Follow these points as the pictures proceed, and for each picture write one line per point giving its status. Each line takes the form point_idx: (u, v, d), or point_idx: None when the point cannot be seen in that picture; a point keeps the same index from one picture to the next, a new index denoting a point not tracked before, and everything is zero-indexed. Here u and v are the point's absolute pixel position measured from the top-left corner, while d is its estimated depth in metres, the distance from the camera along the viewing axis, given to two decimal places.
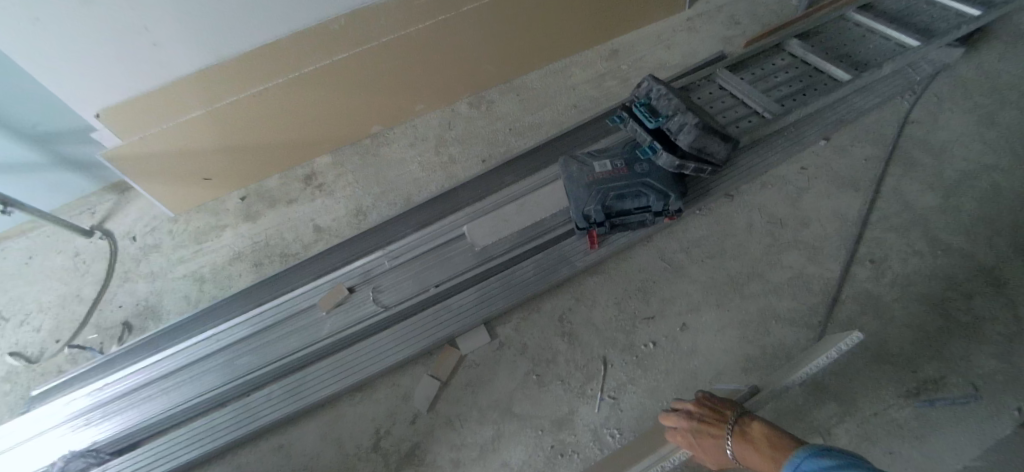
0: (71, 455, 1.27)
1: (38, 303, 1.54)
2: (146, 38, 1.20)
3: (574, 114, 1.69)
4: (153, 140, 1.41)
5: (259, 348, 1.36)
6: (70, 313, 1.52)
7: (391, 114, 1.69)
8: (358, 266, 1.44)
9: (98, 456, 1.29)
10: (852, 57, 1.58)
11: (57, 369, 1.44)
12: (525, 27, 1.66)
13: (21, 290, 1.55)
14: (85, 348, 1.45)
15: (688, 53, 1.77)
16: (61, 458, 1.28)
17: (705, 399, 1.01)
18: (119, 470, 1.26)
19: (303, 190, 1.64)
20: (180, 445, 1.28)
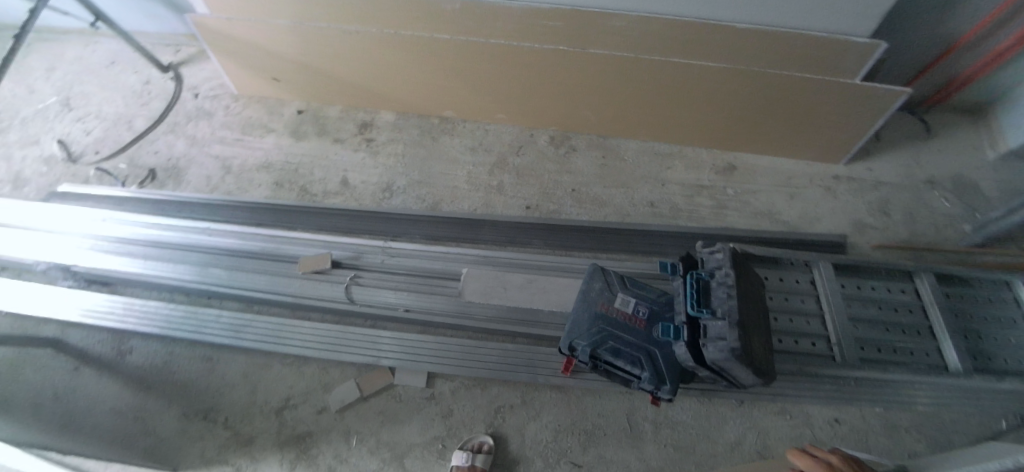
0: (51, 264, 1.39)
1: (99, 109, 1.64)
2: None
3: (643, 213, 1.50)
4: (241, 26, 1.41)
5: (235, 266, 1.39)
6: (117, 133, 1.60)
7: (469, 109, 1.58)
8: (355, 243, 1.43)
9: (70, 276, 1.41)
10: (981, 341, 1.26)
11: (86, 178, 1.54)
12: (650, 99, 1.44)
13: (93, 89, 1.66)
14: (111, 174, 1.54)
15: (807, 215, 1.49)
16: (39, 261, 1.39)
17: (853, 461, 0.91)
18: (78, 300, 1.37)
19: (353, 135, 1.61)
20: (132, 311, 1.37)
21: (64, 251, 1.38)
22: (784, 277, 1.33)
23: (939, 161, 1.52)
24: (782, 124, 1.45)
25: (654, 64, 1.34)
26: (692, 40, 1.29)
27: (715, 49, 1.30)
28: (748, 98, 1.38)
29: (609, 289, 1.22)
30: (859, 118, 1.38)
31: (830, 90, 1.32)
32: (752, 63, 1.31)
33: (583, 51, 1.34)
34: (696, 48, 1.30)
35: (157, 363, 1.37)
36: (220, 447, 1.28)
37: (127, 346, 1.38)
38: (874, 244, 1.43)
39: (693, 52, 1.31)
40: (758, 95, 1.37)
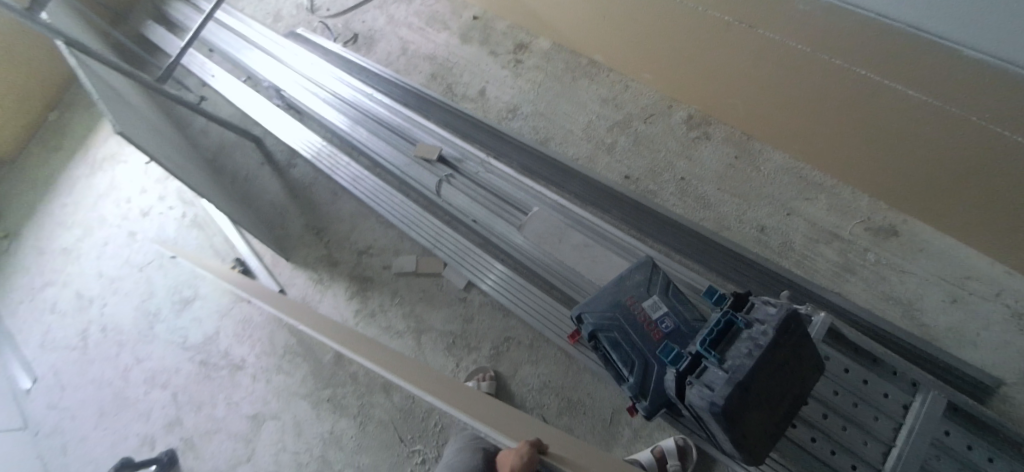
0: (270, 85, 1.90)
1: None
2: None
3: (744, 235, 1.32)
4: None
5: (375, 130, 1.69)
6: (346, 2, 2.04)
7: (618, 60, 1.53)
8: (463, 147, 1.58)
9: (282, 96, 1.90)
10: None
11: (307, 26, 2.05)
12: (819, 111, 1.17)
13: None
14: (326, 29, 2.01)
15: (953, 329, 1.15)
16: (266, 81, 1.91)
17: None
18: (281, 114, 1.86)
19: (507, 52, 1.72)
20: (305, 135, 1.79)
21: (282, 78, 1.87)
22: (873, 382, 1.11)
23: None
24: (999, 208, 1.04)
25: (834, 69, 1.05)
26: (888, 56, 0.94)
27: (918, 79, 0.93)
28: (953, 157, 1.00)
29: (647, 288, 1.15)
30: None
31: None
32: (971, 111, 0.90)
33: (749, 31, 1.13)
34: (891, 71, 0.96)
35: (308, 180, 1.82)
36: (317, 258, 1.72)
37: (293, 162, 1.86)
38: None
39: (886, 73, 0.97)
40: (970, 159, 0.98)
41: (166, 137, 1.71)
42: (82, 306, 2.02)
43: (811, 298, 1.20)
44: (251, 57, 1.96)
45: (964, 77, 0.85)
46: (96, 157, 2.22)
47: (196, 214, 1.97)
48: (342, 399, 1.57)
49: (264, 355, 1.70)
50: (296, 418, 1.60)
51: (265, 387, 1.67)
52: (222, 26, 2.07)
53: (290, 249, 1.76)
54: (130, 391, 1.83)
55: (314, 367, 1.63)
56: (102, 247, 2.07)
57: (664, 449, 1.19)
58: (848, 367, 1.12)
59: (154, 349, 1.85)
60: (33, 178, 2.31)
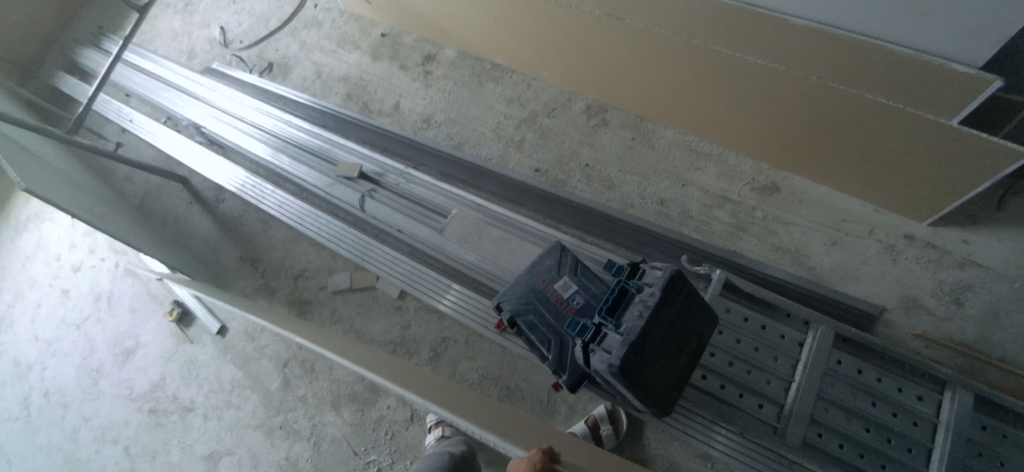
0: (188, 123, 1.91)
1: (251, 8, 2.12)
2: None
3: (647, 209, 1.41)
4: None
5: (295, 156, 1.72)
6: (257, 33, 2.07)
7: (517, 60, 1.60)
8: (383, 162, 1.62)
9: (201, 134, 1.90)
10: None
11: (223, 61, 2.07)
12: (693, 87, 1.25)
13: None
14: (241, 62, 2.03)
15: (837, 268, 1.28)
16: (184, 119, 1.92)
17: None
18: (201, 151, 1.86)
19: (417, 65, 1.78)
20: (228, 170, 1.80)
21: (200, 116, 1.88)
22: (771, 327, 1.20)
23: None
24: (853, 154, 1.16)
25: (695, 49, 1.13)
26: (738, 31, 1.03)
27: (769, 47, 1.02)
28: (809, 113, 1.11)
29: (557, 269, 1.22)
30: (960, 175, 1.03)
31: (925, 129, 0.97)
32: (817, 68, 1.00)
33: (616, 23, 1.20)
34: (744, 41, 1.05)
35: (237, 213, 1.83)
36: (254, 288, 1.73)
37: (221, 197, 1.87)
38: (916, 333, 1.20)
39: (741, 46, 1.06)
40: (823, 112, 1.09)
41: (86, 188, 1.69)
42: (20, 373, 1.96)
43: (711, 259, 1.30)
44: (167, 97, 1.96)
45: (803, 37, 0.95)
46: (24, 218, 2.17)
47: (128, 263, 1.95)
48: (294, 424, 1.59)
49: (213, 394, 1.70)
50: (250, 450, 1.61)
51: (217, 425, 1.67)
52: (134, 71, 2.07)
53: (227, 283, 1.77)
54: (80, 454, 1.79)
55: (263, 396, 1.64)
56: (35, 310, 2.02)
57: (597, 417, 1.28)
58: (747, 316, 1.21)
59: (101, 405, 1.82)
60: None
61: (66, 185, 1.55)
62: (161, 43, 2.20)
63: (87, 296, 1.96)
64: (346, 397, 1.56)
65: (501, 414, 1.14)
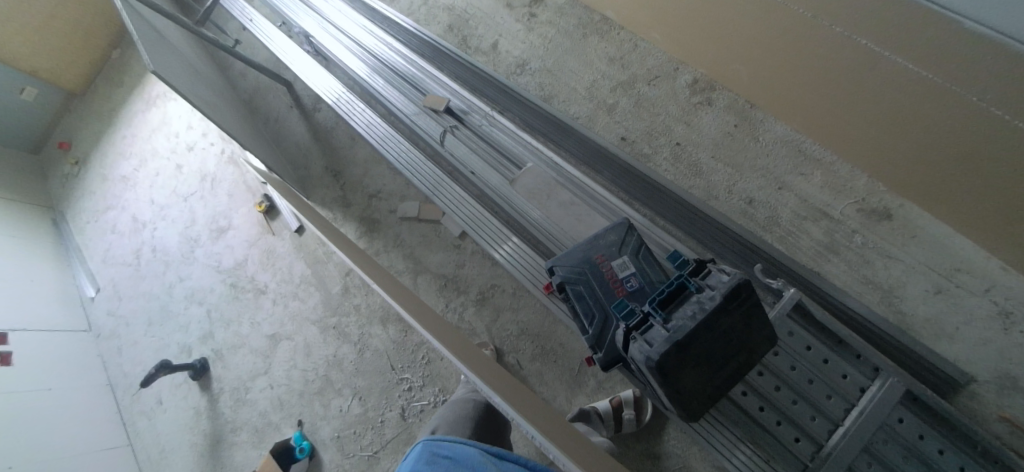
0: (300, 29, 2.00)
1: None
2: None
3: (729, 207, 1.32)
4: None
5: (390, 80, 1.76)
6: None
7: (628, 17, 1.49)
8: (470, 101, 1.61)
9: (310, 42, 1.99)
10: None
11: None
12: (824, 83, 1.09)
13: None
14: None
15: (931, 319, 1.14)
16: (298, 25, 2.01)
17: None
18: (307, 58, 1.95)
19: (524, 5, 1.71)
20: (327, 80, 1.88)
21: (311, 25, 1.96)
22: (834, 364, 1.11)
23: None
24: (1000, 203, 0.97)
25: (839, 37, 0.97)
26: (890, 31, 0.86)
27: (925, 56, 0.85)
28: (953, 142, 0.94)
29: (618, 247, 1.18)
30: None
31: None
32: (975, 96, 0.82)
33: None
34: (903, 41, 0.86)
35: (329, 124, 1.93)
36: (332, 198, 1.85)
37: (317, 106, 1.98)
38: (1002, 415, 1.07)
39: (891, 48, 0.89)
40: (971, 144, 0.91)
41: (205, 77, 1.85)
42: (137, 227, 2.29)
43: (788, 274, 1.20)
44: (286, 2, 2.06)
45: (981, 61, 0.76)
46: (154, 93, 2.43)
47: (231, 151, 2.14)
48: (345, 328, 1.74)
49: (283, 283, 1.89)
50: (306, 341, 1.79)
51: (282, 311, 1.86)
52: None
53: (310, 188, 1.90)
54: (174, 306, 2.09)
55: (324, 296, 1.80)
56: (153, 177, 2.31)
57: (623, 399, 1.28)
58: (811, 345, 1.13)
59: (194, 270, 2.09)
60: (100, 110, 2.57)
61: (188, 72, 1.69)
62: None
63: (195, 174, 2.20)
64: (393, 316, 1.67)
65: (566, 424, 1.07)
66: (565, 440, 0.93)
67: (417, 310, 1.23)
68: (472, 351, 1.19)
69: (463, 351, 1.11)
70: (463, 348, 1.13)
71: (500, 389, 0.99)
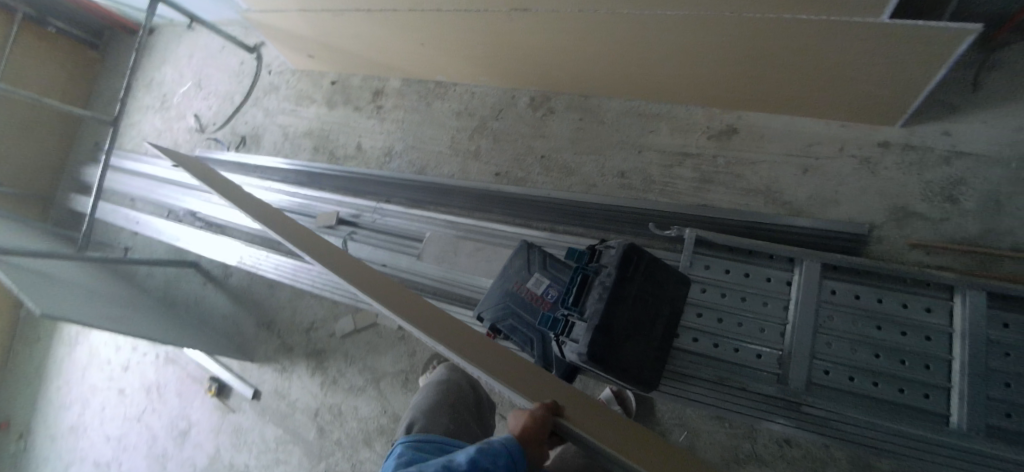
0: (187, 212, 2.08)
1: (216, 90, 2.26)
2: None
3: (609, 186, 1.40)
4: (278, 20, 1.74)
5: (282, 219, 1.83)
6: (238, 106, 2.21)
7: (452, 73, 1.61)
8: (357, 204, 1.70)
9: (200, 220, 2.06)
10: None
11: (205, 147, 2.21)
12: (618, 53, 1.23)
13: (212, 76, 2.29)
14: (218, 143, 2.16)
15: (814, 196, 1.21)
16: (183, 209, 2.09)
17: None
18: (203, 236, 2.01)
19: (367, 101, 1.83)
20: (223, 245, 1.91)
21: (196, 203, 2.04)
22: (756, 272, 1.17)
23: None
24: (804, 75, 1.09)
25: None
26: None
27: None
28: (733, 37, 1.04)
29: (527, 268, 1.22)
30: (910, 62, 0.94)
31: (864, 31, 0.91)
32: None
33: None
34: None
35: (245, 284, 1.94)
36: (275, 349, 1.83)
37: (228, 272, 1.99)
38: (912, 242, 1.13)
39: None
40: (744, 30, 1.01)
41: (110, 294, 1.85)
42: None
43: (679, 217, 1.27)
44: (166, 194, 2.13)
45: None
46: (73, 333, 2.38)
47: (167, 352, 2.11)
48: (336, 468, 1.66)
49: (260, 455, 1.80)
50: None
51: None
52: (136, 179, 2.26)
53: (251, 349, 1.88)
54: None
55: (303, 448, 1.73)
56: (101, 412, 2.22)
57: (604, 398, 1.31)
58: (727, 267, 1.18)
59: None
60: (27, 375, 2.49)
61: (87, 296, 1.70)
62: (150, 144, 2.39)
63: (140, 390, 2.13)
64: (374, 434, 1.61)
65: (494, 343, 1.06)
66: (494, 356, 0.92)
67: (369, 277, 1.09)
68: (415, 301, 1.07)
69: (417, 314, 0.99)
70: (421, 309, 1.01)
71: (454, 349, 0.89)
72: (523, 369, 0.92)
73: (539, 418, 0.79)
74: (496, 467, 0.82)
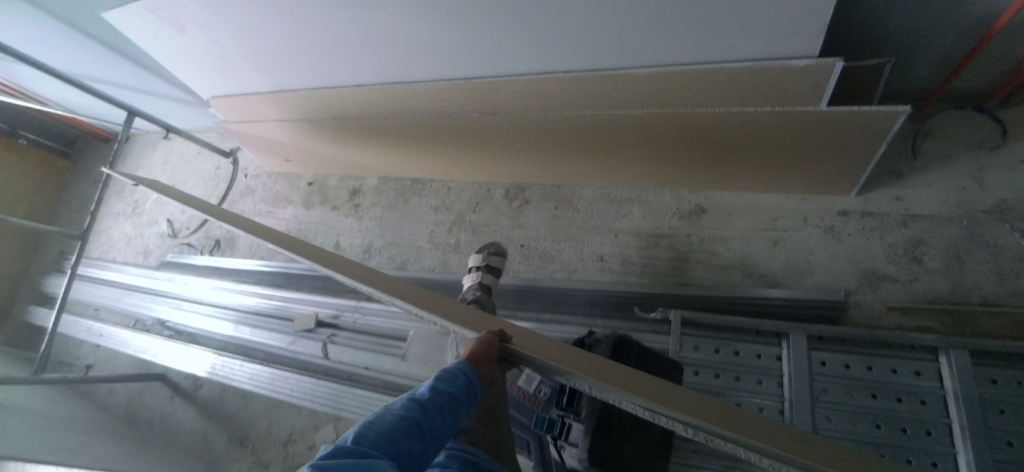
0: (154, 321, 1.99)
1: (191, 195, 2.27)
2: (232, 64, 1.51)
3: (590, 270, 1.42)
4: (256, 130, 1.80)
5: (258, 324, 1.77)
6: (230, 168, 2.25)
7: (428, 170, 1.66)
8: (337, 304, 1.67)
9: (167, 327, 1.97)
10: None
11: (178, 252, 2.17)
12: (586, 147, 1.31)
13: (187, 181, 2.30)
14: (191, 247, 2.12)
15: (788, 267, 1.25)
16: (151, 318, 2.00)
17: None
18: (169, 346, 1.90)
19: (345, 201, 1.85)
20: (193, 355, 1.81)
21: (166, 311, 1.97)
22: (745, 349, 1.17)
23: (1005, 177, 1.14)
24: (760, 158, 1.18)
25: (566, 82, 1.14)
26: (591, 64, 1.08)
27: (629, 54, 1.03)
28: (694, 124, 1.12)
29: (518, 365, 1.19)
30: (855, 138, 1.03)
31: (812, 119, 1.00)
32: (673, 70, 1.02)
33: (499, 91, 1.23)
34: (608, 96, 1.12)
35: (217, 395, 1.82)
36: (247, 468, 1.67)
37: (199, 383, 1.87)
38: (889, 305, 1.16)
39: (602, 71, 1.08)
40: (704, 118, 1.10)
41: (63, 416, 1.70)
42: None
43: (662, 297, 1.28)
44: (135, 302, 2.05)
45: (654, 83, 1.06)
46: None
47: None
48: None
49: None
50: None
51: None
52: (102, 288, 2.18)
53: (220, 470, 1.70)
54: None
55: None
56: None
57: None
58: (717, 346, 1.18)
59: None
60: None
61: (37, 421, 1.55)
62: (119, 249, 2.33)
63: None
64: None
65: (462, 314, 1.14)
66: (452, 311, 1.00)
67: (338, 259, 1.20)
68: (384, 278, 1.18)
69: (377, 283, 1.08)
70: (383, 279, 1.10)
71: (411, 302, 0.96)
72: (471, 318, 0.99)
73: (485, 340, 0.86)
74: (456, 386, 0.81)
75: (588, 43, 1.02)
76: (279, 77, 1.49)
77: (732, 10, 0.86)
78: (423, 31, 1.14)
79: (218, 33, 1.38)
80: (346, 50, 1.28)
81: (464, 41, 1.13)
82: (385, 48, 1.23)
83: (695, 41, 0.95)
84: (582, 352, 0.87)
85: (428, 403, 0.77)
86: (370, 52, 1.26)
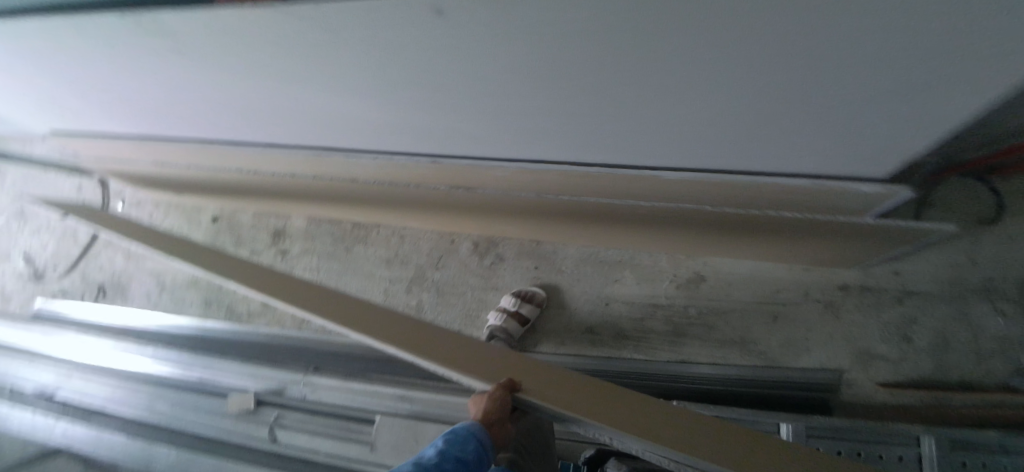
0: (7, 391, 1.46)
1: (50, 223, 1.74)
2: (58, 106, 1.01)
3: (581, 342, 1.27)
4: (123, 167, 1.32)
5: (166, 396, 1.34)
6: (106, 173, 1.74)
7: (377, 218, 1.35)
8: (277, 375, 1.32)
9: (24, 395, 1.44)
10: None
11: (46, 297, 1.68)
12: (585, 222, 1.11)
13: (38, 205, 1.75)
14: (64, 293, 1.65)
15: (787, 342, 1.20)
16: (3, 387, 1.48)
17: None
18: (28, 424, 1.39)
19: (266, 244, 1.48)
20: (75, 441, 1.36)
21: (28, 380, 1.47)
22: None
23: (995, 256, 1.13)
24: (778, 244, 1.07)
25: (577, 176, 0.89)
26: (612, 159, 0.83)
27: (670, 155, 0.80)
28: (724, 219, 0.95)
29: None
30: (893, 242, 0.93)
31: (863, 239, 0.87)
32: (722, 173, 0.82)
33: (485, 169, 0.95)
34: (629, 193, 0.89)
35: None
36: None
37: None
38: (878, 385, 1.15)
39: (625, 167, 0.85)
40: (739, 203, 0.92)
41: None
42: None
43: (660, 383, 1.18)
44: None
45: (690, 187, 0.87)
46: None
47: None
48: None
49: None
50: None
51: None
52: None
53: None
54: None
55: None
56: None
57: None
58: None
59: None
60: None
61: None
62: None
63: None
64: None
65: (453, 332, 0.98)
66: (449, 351, 0.86)
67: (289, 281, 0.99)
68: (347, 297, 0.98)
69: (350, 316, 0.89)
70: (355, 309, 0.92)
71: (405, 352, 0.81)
72: (476, 358, 0.86)
73: (499, 396, 0.76)
74: (466, 454, 0.74)
75: (621, 143, 0.77)
76: (149, 129, 1.05)
77: (828, 135, 0.65)
78: (377, 110, 0.80)
79: (44, 79, 0.91)
80: (256, 116, 0.89)
81: (438, 123, 0.81)
82: (317, 119, 0.86)
83: (761, 155, 0.74)
84: (579, 387, 0.84)
85: (433, 467, 0.71)
86: (292, 117, 0.87)
